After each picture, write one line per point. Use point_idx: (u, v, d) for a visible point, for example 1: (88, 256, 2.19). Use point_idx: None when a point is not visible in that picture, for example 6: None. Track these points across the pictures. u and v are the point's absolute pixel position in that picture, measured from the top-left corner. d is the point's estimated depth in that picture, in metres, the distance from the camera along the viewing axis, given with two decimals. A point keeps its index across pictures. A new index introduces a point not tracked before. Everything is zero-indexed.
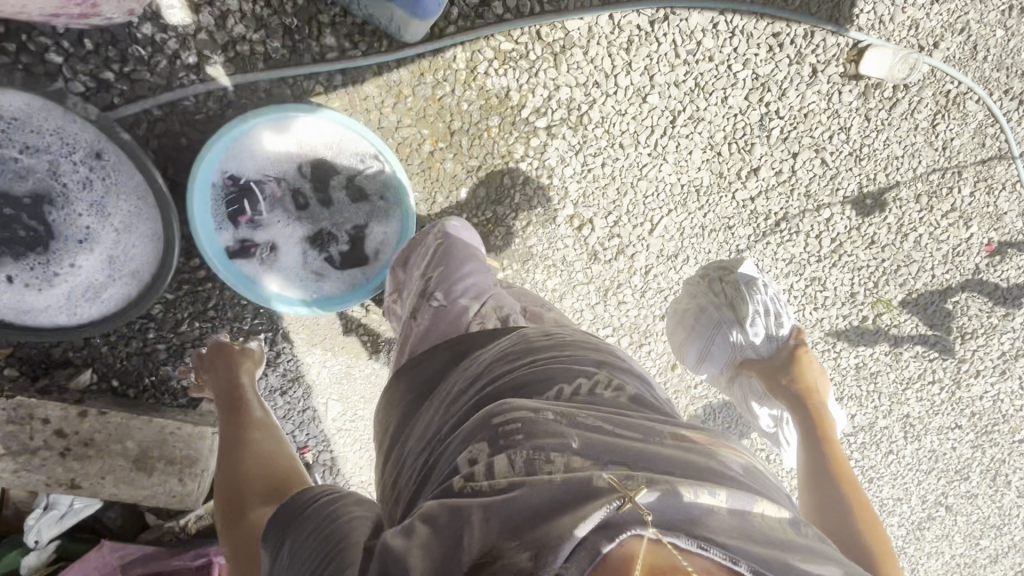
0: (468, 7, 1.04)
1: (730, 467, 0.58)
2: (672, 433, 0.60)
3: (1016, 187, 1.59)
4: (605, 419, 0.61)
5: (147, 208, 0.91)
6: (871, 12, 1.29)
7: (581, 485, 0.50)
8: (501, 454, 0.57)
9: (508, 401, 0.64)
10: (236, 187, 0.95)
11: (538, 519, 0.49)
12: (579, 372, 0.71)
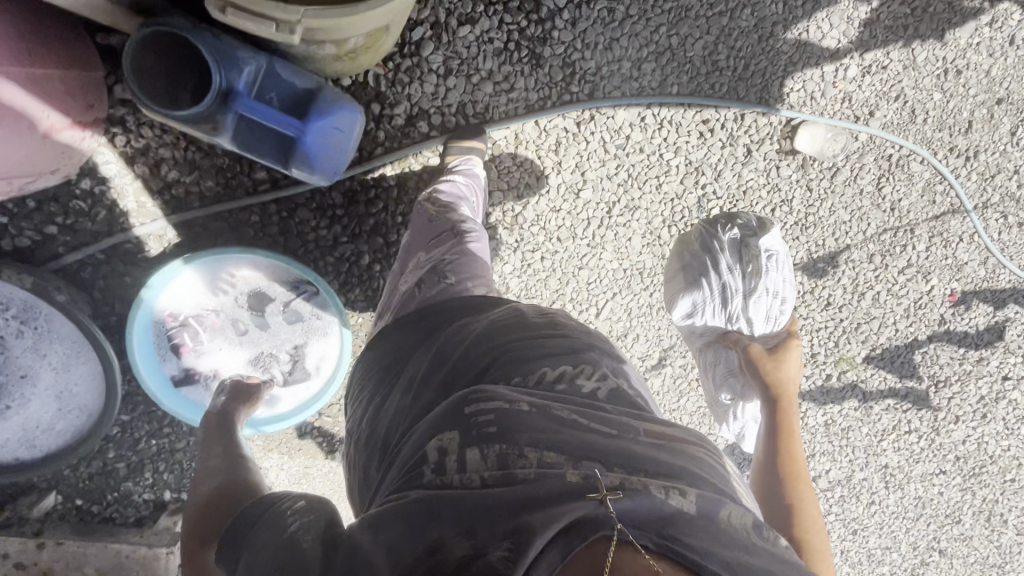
0: (394, 129, 1.09)
1: (707, 471, 0.58)
2: (648, 436, 0.59)
3: (974, 238, 1.58)
4: (582, 414, 0.61)
5: (84, 347, 0.96)
6: (802, 89, 1.31)
7: (553, 485, 0.51)
8: (472, 447, 0.58)
9: (488, 388, 0.65)
10: (177, 321, 1.01)
11: (509, 513, 0.50)
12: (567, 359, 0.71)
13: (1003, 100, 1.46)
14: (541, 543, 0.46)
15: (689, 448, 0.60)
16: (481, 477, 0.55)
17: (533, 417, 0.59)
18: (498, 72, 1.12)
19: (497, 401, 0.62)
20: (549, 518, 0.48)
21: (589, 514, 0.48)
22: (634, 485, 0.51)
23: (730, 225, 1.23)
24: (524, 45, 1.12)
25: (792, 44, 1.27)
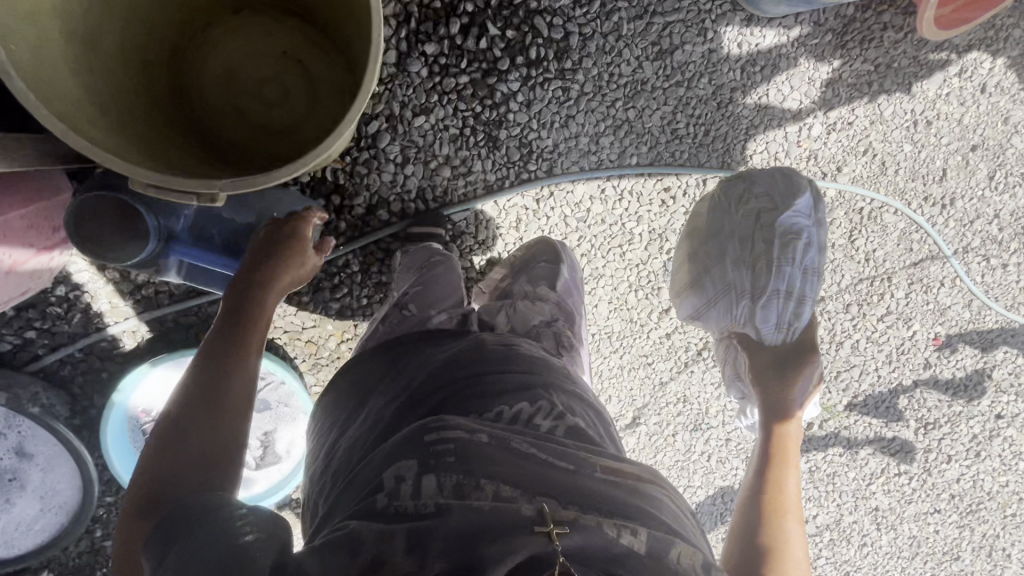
0: (354, 218, 1.13)
1: (655, 508, 0.62)
2: (603, 473, 0.63)
3: (956, 282, 1.56)
4: (536, 446, 0.64)
5: (61, 450, 1.01)
6: (765, 151, 1.31)
7: (504, 517, 0.55)
8: (428, 476, 0.60)
9: (444, 419, 0.67)
10: (150, 417, 1.05)
11: (463, 546, 0.53)
12: (523, 397, 0.73)
13: (978, 147, 1.44)
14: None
15: (641, 486, 0.64)
16: (436, 503, 0.57)
17: (490, 448, 0.62)
18: (455, 157, 1.15)
19: (456, 431, 0.64)
20: (502, 554, 0.52)
21: (535, 554, 0.52)
22: (584, 522, 0.55)
23: (744, 205, 1.14)
24: (480, 129, 1.15)
25: (751, 108, 1.28)
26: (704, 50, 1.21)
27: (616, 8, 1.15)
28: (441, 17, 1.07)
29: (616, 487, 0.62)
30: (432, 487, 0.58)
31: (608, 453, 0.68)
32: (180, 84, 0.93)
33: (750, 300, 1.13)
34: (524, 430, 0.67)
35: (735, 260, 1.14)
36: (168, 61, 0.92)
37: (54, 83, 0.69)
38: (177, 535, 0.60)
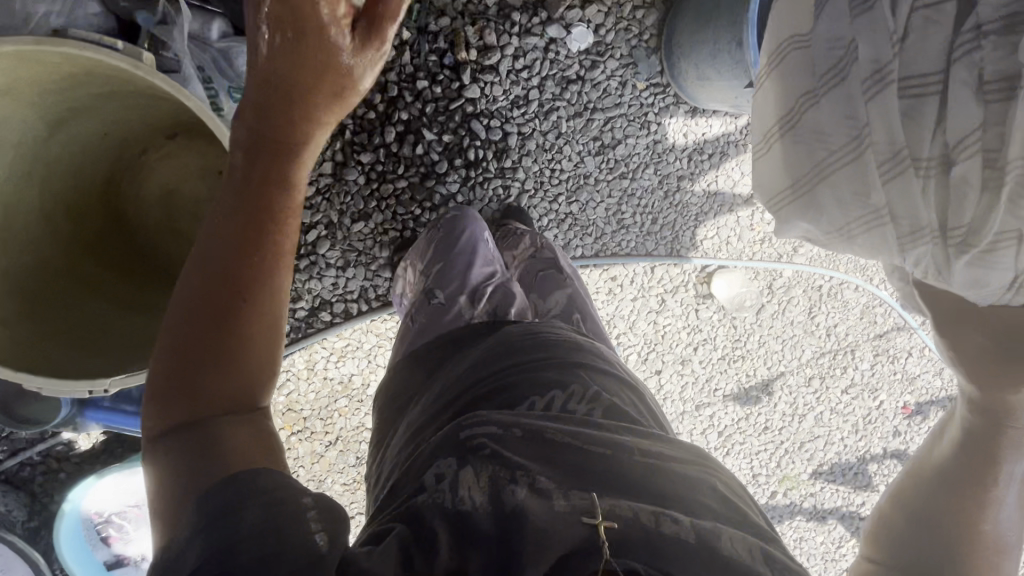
0: (299, 320, 1.16)
1: (700, 493, 0.54)
2: (642, 462, 0.56)
3: (924, 352, 1.53)
4: (569, 433, 0.58)
5: (16, 555, 1.04)
6: (716, 236, 1.30)
7: (547, 524, 0.46)
8: (466, 472, 0.53)
9: (476, 417, 0.61)
10: (101, 517, 1.10)
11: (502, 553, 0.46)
12: (551, 386, 0.68)
13: None
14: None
15: (686, 473, 0.56)
16: (479, 500, 0.50)
17: (524, 442, 0.56)
18: (396, 259, 1.16)
19: (490, 425, 0.59)
20: (539, 549, 0.45)
21: (578, 548, 0.45)
22: (624, 512, 0.48)
23: (915, 14, 0.48)
24: (421, 231, 1.16)
25: (700, 195, 1.26)
26: (648, 142, 1.20)
27: (555, 107, 1.14)
28: (376, 127, 1.09)
29: (654, 471, 0.55)
30: (469, 489, 0.51)
31: (658, 441, 0.60)
32: (115, 206, 0.90)
33: (947, 239, 0.52)
34: (568, 424, 0.60)
35: (886, 152, 0.51)
36: (105, 184, 0.88)
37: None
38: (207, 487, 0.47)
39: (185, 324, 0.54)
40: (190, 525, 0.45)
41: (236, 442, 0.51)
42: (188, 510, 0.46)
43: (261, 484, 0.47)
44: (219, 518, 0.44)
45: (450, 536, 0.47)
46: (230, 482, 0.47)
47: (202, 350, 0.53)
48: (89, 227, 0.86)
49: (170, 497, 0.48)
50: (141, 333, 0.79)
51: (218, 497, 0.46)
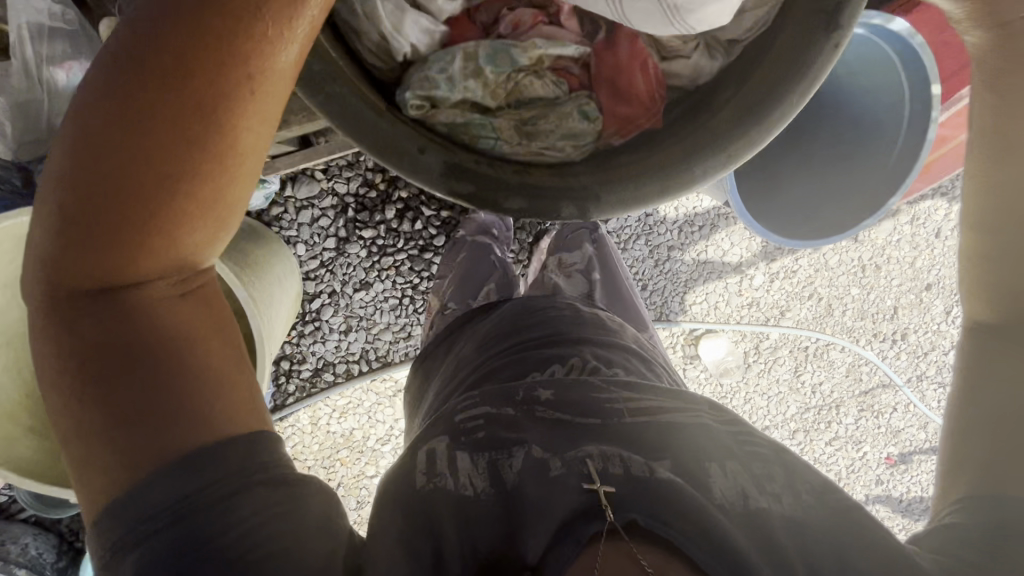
0: (304, 380, 1.23)
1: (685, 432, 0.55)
2: (632, 419, 0.57)
3: (910, 408, 1.55)
4: (560, 409, 0.58)
5: None
6: (705, 302, 1.34)
7: (547, 500, 0.48)
8: (463, 454, 0.54)
9: (473, 399, 0.63)
10: None
11: (505, 521, 0.48)
12: (553, 359, 0.70)
13: (932, 286, 1.43)
14: (539, 548, 0.45)
15: (674, 422, 0.57)
16: (480, 485, 0.50)
17: (523, 421, 0.57)
18: (395, 324, 1.22)
19: (486, 405, 0.60)
20: (540, 512, 0.47)
21: (578, 513, 0.46)
22: (615, 469, 0.49)
23: None
24: (420, 297, 1.21)
25: (690, 263, 1.30)
26: (641, 215, 1.25)
27: None
28: (377, 205, 1.14)
29: (648, 428, 0.56)
30: (468, 470, 0.52)
31: (655, 397, 0.61)
32: None
33: None
34: (562, 395, 0.61)
35: None
36: None
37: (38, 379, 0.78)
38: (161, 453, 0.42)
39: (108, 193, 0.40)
40: (152, 518, 0.41)
41: (211, 386, 0.44)
42: (145, 493, 0.41)
43: (242, 457, 0.43)
44: (198, 511, 0.41)
45: (460, 530, 0.47)
46: (194, 470, 0.42)
47: (139, 236, 0.42)
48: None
49: (110, 460, 0.41)
50: None
51: (191, 487, 0.42)
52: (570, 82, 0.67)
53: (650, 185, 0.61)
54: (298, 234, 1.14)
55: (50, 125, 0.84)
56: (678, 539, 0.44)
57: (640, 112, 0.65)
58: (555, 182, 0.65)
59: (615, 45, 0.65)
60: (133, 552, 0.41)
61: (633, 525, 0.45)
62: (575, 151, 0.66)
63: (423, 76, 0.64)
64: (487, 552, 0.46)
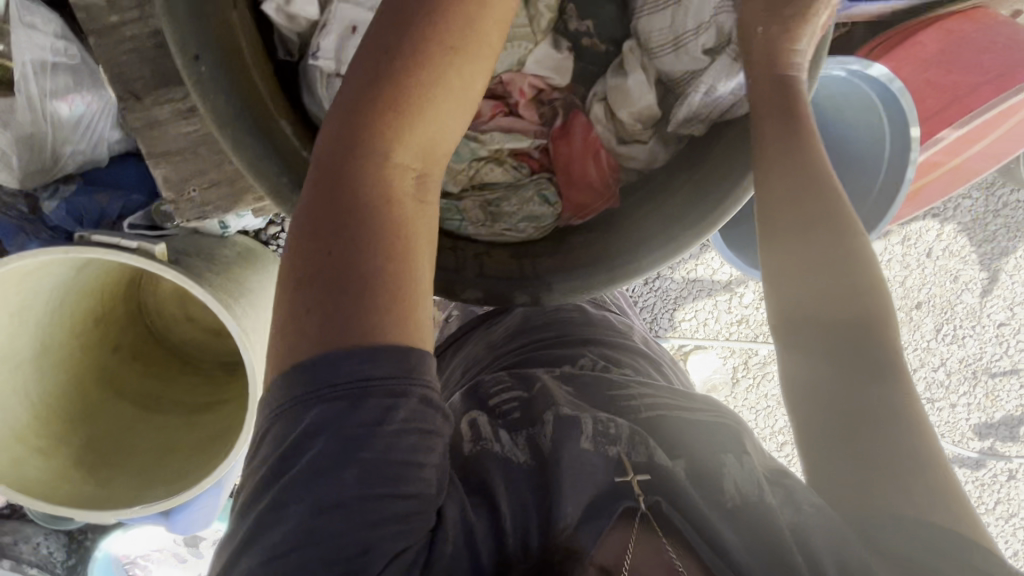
0: None
1: (700, 424, 0.57)
2: (649, 415, 0.58)
3: None
4: (585, 395, 0.61)
5: None
6: (693, 318, 1.36)
7: (582, 473, 0.50)
8: (502, 428, 0.55)
9: (506, 380, 0.65)
10: (127, 558, 1.26)
11: (542, 493, 0.49)
12: (565, 359, 0.74)
13: (922, 304, 1.42)
14: (573, 524, 0.47)
15: (696, 419, 0.58)
16: (522, 458, 0.52)
17: (552, 396, 0.59)
18: None
19: (515, 389, 0.63)
20: (572, 492, 0.49)
21: (611, 496, 0.49)
22: (641, 458, 0.51)
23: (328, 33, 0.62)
24: None
25: (679, 281, 1.33)
26: None
27: None
28: None
29: (657, 420, 0.58)
30: (510, 443, 0.53)
31: (680, 400, 0.61)
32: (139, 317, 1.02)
33: None
34: (587, 391, 0.63)
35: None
36: (124, 297, 1.00)
37: (51, 399, 0.85)
38: (353, 366, 0.42)
39: (394, 52, 0.45)
40: (311, 390, 0.42)
41: (397, 299, 0.43)
42: (336, 356, 0.42)
43: (413, 362, 0.43)
44: (373, 394, 0.42)
45: (508, 496, 0.49)
46: (366, 366, 0.42)
47: (397, 102, 0.45)
48: (117, 329, 0.97)
49: (311, 342, 0.42)
50: (163, 440, 0.91)
51: (377, 369, 0.42)
52: (531, 165, 0.68)
53: (598, 274, 0.63)
54: None
55: (55, 154, 0.88)
56: (687, 530, 0.49)
57: (596, 198, 0.68)
58: (513, 265, 0.66)
59: (565, 139, 0.68)
60: (309, 408, 0.42)
61: (654, 509, 0.49)
62: (537, 233, 0.67)
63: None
64: (534, 526, 0.48)
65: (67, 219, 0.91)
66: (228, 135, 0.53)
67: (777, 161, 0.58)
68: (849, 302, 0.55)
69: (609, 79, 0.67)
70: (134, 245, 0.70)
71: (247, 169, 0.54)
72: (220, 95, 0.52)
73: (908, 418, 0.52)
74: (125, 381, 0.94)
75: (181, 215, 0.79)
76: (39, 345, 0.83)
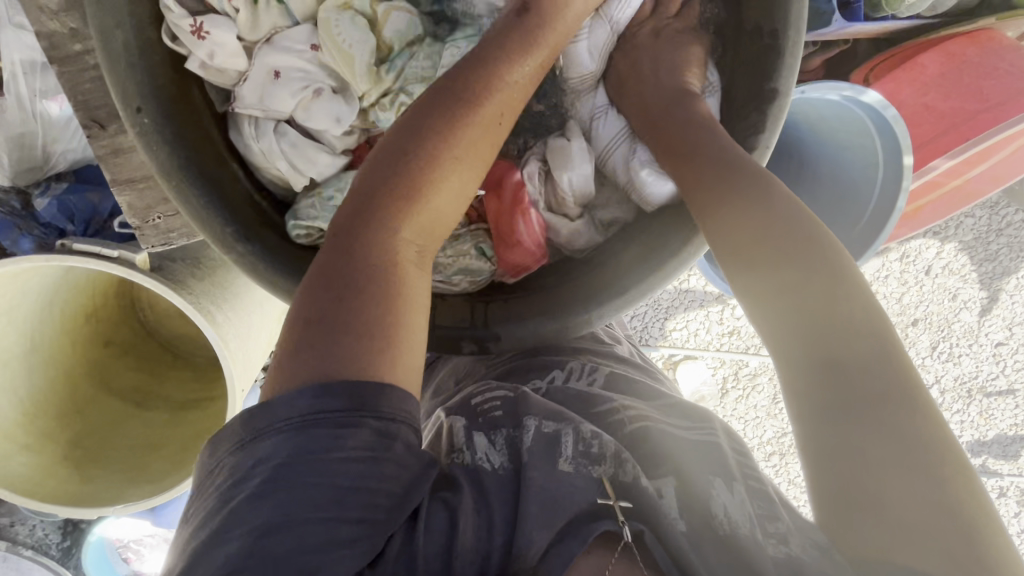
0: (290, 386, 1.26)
1: (682, 437, 0.56)
2: (636, 428, 0.57)
3: None
4: (577, 403, 0.61)
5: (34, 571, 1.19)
6: (685, 328, 1.35)
7: (558, 494, 0.48)
8: (479, 432, 0.56)
9: (490, 384, 0.65)
10: (122, 541, 1.29)
11: (515, 505, 0.48)
12: (554, 365, 0.68)
13: (919, 321, 1.40)
14: (542, 545, 0.45)
15: (684, 435, 0.56)
16: (497, 461, 0.52)
17: (531, 400, 0.58)
18: None
19: (503, 390, 0.63)
20: (544, 510, 0.47)
21: (586, 513, 0.47)
22: (626, 477, 0.50)
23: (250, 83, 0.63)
24: None
25: (672, 291, 1.33)
26: None
27: None
28: None
29: (644, 436, 0.55)
30: (487, 447, 0.53)
31: (662, 414, 0.60)
32: (133, 314, 1.04)
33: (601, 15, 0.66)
34: (570, 408, 0.60)
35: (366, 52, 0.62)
36: (119, 292, 1.02)
37: (42, 396, 0.87)
38: (330, 396, 0.43)
39: (412, 148, 0.51)
40: (274, 421, 0.43)
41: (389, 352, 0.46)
42: (297, 395, 0.43)
43: (367, 396, 0.44)
44: (321, 424, 0.43)
45: (475, 508, 0.48)
46: (334, 394, 0.43)
47: (410, 189, 0.50)
48: (109, 324, 0.99)
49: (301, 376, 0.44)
50: (147, 437, 0.93)
51: (331, 403, 0.43)
52: (467, 215, 0.67)
53: (545, 325, 0.62)
54: None
55: (45, 153, 0.89)
56: (662, 557, 0.46)
57: (523, 258, 0.65)
58: (466, 312, 0.65)
59: (494, 195, 0.65)
60: (262, 440, 0.43)
61: (638, 540, 0.46)
62: (471, 286, 0.65)
63: (315, 209, 0.61)
64: (498, 542, 0.46)
65: (59, 217, 0.91)
66: (172, 186, 0.55)
67: (717, 191, 0.55)
68: (830, 325, 0.47)
69: (550, 141, 0.67)
70: (116, 254, 0.70)
71: (195, 222, 0.56)
72: (162, 149, 0.55)
73: (932, 449, 0.43)
74: (117, 378, 0.97)
75: (146, 242, 0.77)
76: (29, 342, 0.85)
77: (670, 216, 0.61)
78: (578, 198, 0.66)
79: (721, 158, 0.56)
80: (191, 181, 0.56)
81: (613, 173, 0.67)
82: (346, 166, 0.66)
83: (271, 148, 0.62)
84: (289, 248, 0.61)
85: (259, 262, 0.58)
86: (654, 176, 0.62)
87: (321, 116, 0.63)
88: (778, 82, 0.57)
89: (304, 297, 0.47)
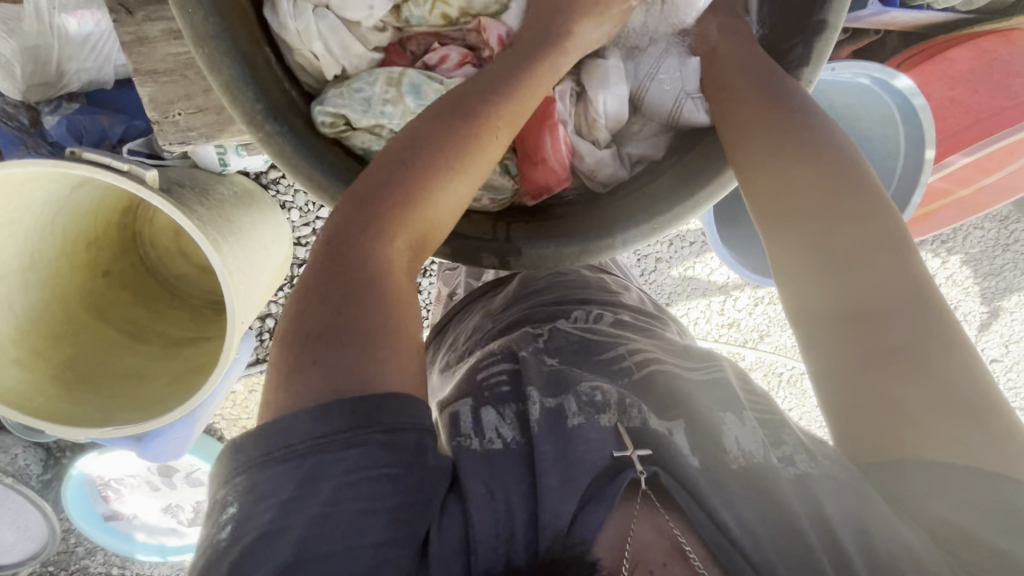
0: None
1: (695, 386, 0.54)
2: (643, 375, 0.55)
3: None
4: (581, 343, 0.61)
5: (13, 499, 1.19)
6: (684, 315, 1.34)
7: (573, 452, 0.47)
8: (487, 408, 0.52)
9: (498, 345, 0.63)
10: (102, 479, 1.28)
11: (527, 476, 0.46)
12: (560, 314, 0.68)
13: None
14: (571, 510, 0.44)
15: (695, 382, 0.55)
16: (508, 436, 0.49)
17: (530, 364, 0.56)
18: None
19: (504, 362, 0.58)
20: (564, 477, 0.45)
21: (606, 469, 0.46)
22: (633, 423, 0.49)
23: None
24: None
25: (676, 277, 1.31)
26: None
27: None
28: None
29: (656, 386, 0.54)
30: (497, 421, 0.50)
31: (676, 356, 0.59)
32: (136, 247, 1.03)
33: None
34: (572, 358, 0.59)
35: None
36: (120, 224, 1.00)
37: (35, 316, 0.85)
38: (344, 417, 0.43)
39: (408, 161, 0.51)
40: (274, 455, 0.42)
41: (386, 364, 0.46)
42: (290, 422, 0.43)
43: (380, 405, 0.44)
44: (327, 447, 0.42)
45: (487, 486, 0.45)
46: (344, 410, 0.43)
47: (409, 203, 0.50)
48: (109, 254, 0.98)
49: (303, 392, 0.44)
50: (140, 368, 0.92)
51: (330, 424, 0.43)
52: None
53: (568, 244, 0.63)
54: (293, 199, 1.13)
55: (59, 70, 0.88)
56: (683, 499, 0.45)
57: (546, 174, 0.65)
58: (489, 227, 0.66)
59: None
60: (258, 474, 0.42)
61: (655, 484, 0.46)
62: (491, 203, 0.67)
63: (342, 99, 0.62)
64: (519, 523, 0.44)
65: (66, 136, 0.89)
66: (206, 54, 0.53)
67: (769, 147, 0.55)
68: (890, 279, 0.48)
69: (586, 59, 0.68)
70: (127, 167, 0.69)
71: (224, 92, 0.55)
72: (197, 12, 0.52)
73: (968, 393, 0.45)
74: (111, 309, 0.95)
75: (163, 138, 0.75)
76: (28, 260, 0.83)
77: (692, 170, 0.62)
78: (609, 122, 0.67)
79: (777, 100, 0.57)
80: (222, 53, 0.54)
81: (654, 103, 0.66)
82: (379, 63, 0.66)
83: (308, 28, 0.61)
84: (314, 134, 0.62)
85: (290, 146, 0.59)
86: (699, 105, 0.64)
87: (357, 6, 0.62)
88: (828, 13, 0.56)
89: (304, 311, 0.47)
